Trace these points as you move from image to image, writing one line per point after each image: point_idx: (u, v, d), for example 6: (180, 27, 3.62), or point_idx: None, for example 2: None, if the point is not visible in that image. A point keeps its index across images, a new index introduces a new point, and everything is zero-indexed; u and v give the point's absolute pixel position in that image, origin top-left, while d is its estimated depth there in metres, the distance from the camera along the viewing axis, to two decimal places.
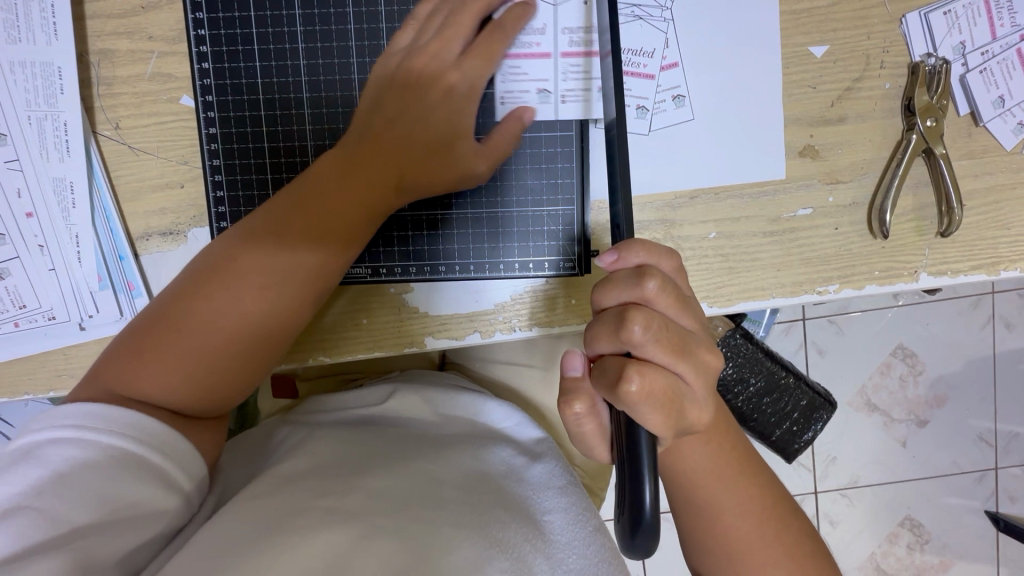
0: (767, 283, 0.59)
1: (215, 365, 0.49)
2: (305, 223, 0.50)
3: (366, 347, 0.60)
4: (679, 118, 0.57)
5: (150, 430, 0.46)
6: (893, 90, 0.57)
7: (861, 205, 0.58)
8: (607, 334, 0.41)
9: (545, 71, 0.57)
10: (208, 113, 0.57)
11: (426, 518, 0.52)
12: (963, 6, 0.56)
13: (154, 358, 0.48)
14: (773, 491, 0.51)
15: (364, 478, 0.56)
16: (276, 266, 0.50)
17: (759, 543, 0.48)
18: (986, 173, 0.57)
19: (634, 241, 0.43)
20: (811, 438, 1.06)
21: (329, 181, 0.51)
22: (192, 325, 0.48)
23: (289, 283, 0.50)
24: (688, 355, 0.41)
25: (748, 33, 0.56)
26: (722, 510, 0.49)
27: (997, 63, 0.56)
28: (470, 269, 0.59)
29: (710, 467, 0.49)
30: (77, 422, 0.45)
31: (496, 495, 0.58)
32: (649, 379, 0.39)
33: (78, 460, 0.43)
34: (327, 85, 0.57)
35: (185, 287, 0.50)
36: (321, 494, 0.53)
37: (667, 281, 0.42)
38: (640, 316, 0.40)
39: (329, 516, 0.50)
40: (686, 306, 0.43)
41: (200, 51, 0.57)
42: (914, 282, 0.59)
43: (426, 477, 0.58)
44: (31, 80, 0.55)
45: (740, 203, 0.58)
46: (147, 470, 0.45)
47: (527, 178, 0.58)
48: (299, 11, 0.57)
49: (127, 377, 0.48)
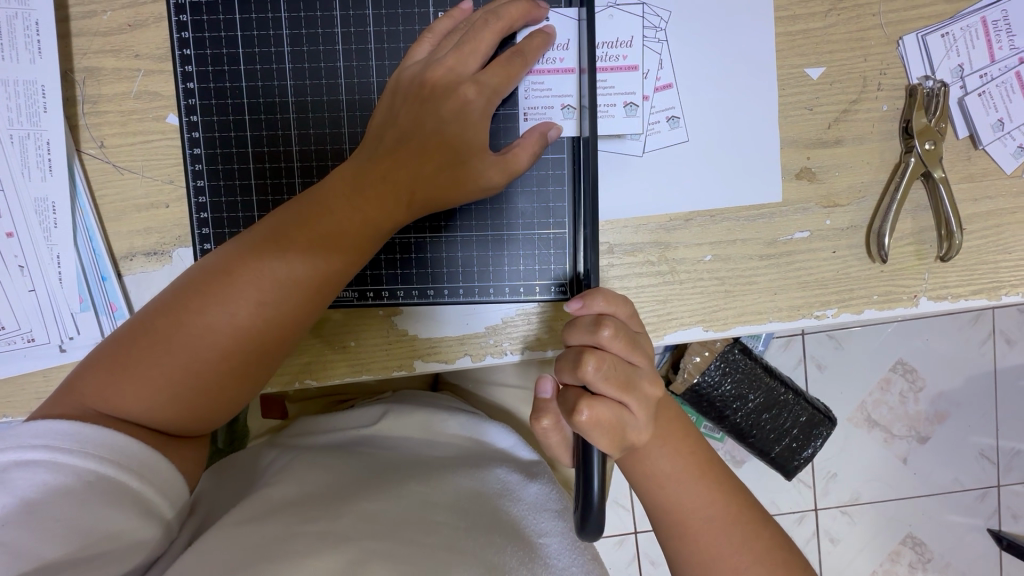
0: (764, 306, 0.57)
1: (203, 385, 0.47)
2: (304, 239, 0.49)
3: (353, 370, 0.58)
4: (672, 140, 0.56)
5: (128, 451, 0.45)
6: (890, 112, 0.56)
7: (859, 228, 0.57)
8: (567, 370, 0.42)
9: (538, 93, 0.56)
10: (193, 133, 0.56)
11: (421, 543, 0.51)
12: (960, 28, 0.55)
13: (140, 375, 0.46)
14: (743, 494, 0.50)
15: (354, 501, 0.55)
16: (270, 284, 0.48)
17: (728, 546, 0.47)
18: (985, 197, 0.56)
19: (598, 289, 0.44)
20: (811, 455, 1.03)
21: (335, 199, 0.50)
22: (182, 341, 0.47)
23: (284, 302, 0.48)
24: (637, 391, 0.42)
25: (742, 53, 0.55)
26: (690, 513, 0.48)
27: (996, 85, 0.55)
28: (460, 293, 0.58)
29: (675, 468, 0.48)
30: (50, 442, 0.43)
31: (490, 519, 0.57)
32: (598, 412, 0.41)
33: (52, 485, 0.42)
34: (315, 105, 0.56)
35: (176, 298, 0.48)
36: (309, 518, 0.52)
37: (623, 328, 0.43)
38: (594, 357, 0.41)
39: (317, 542, 0.49)
40: (637, 344, 0.44)
41: (186, 71, 0.56)
42: (914, 307, 0.58)
43: (419, 500, 0.56)
44: (14, 98, 0.53)
45: (735, 225, 0.57)
46: (124, 496, 0.44)
47: (518, 201, 0.57)
48: (287, 31, 0.56)
49: (113, 390, 0.46)
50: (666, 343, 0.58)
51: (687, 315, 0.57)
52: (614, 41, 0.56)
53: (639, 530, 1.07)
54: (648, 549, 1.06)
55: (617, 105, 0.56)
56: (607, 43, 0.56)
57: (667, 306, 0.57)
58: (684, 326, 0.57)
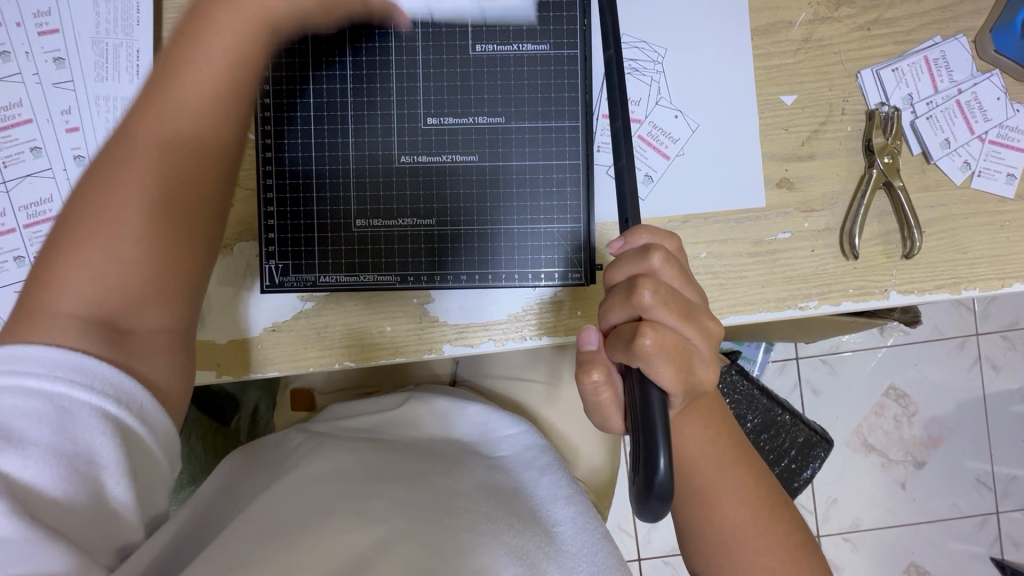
0: (754, 298, 0.65)
1: (148, 257, 0.47)
2: (206, 116, 0.50)
3: (389, 352, 0.65)
4: (670, 155, 0.65)
5: (99, 374, 0.42)
6: (854, 132, 0.66)
7: (833, 230, 0.65)
8: (619, 302, 0.42)
9: (486, 62, 0.65)
10: (265, 139, 0.64)
11: (446, 525, 0.55)
12: (908, 65, 0.66)
13: (76, 273, 0.45)
14: (767, 482, 0.55)
15: (384, 487, 0.59)
16: (184, 146, 0.49)
17: (752, 532, 0.52)
18: (940, 204, 0.65)
19: (640, 227, 0.46)
20: (810, 478, 1.07)
21: (205, 35, 0.51)
22: (97, 221, 0.46)
23: (186, 84, 0.50)
24: (696, 320, 0.42)
25: (727, 82, 0.66)
26: (718, 499, 0.53)
27: (941, 111, 0.66)
28: (489, 279, 0.65)
29: (709, 448, 0.53)
30: (16, 367, 0.40)
31: (508, 506, 0.62)
32: (661, 336, 0.40)
33: (32, 412, 0.39)
34: (370, 118, 0.65)
35: (90, 186, 0.47)
36: (346, 497, 0.57)
37: (670, 255, 0.44)
38: (649, 283, 0.41)
39: (354, 519, 0.54)
40: (690, 279, 0.45)
41: (262, 88, 0.64)
42: (885, 300, 0.66)
43: (443, 489, 0.61)
44: (112, 111, 0.63)
45: (726, 227, 0.65)
46: (104, 423, 0.41)
47: (540, 200, 0.66)
48: (350, 56, 0.64)
49: (46, 292, 0.44)
50: None
51: None
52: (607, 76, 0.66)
53: None
54: None
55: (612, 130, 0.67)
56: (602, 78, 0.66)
57: None
58: None
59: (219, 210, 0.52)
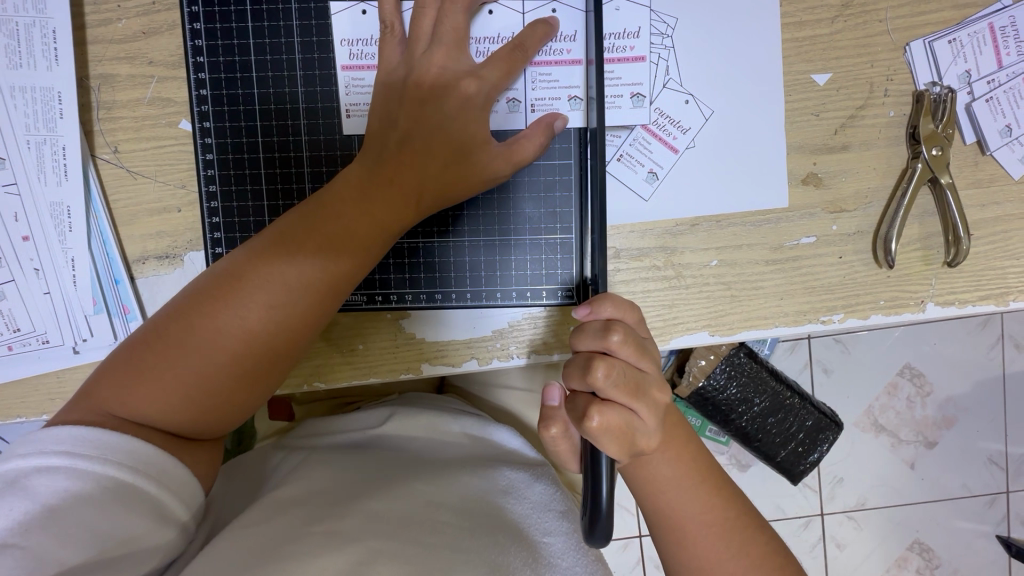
0: (770, 311, 0.57)
1: (216, 386, 0.47)
2: (316, 259, 0.49)
3: (362, 373, 0.59)
4: (677, 147, 0.56)
5: (143, 457, 0.44)
6: (897, 118, 0.56)
7: (866, 234, 0.57)
8: (575, 376, 0.43)
9: (544, 84, 0.56)
10: (206, 138, 0.57)
11: (427, 544, 0.49)
12: (968, 34, 0.55)
13: (153, 380, 0.46)
14: (739, 502, 0.49)
15: (362, 500, 0.53)
16: (286, 279, 0.48)
17: (724, 553, 0.47)
18: (993, 203, 0.56)
19: (606, 296, 0.45)
20: (816, 460, 1.00)
21: (343, 204, 0.50)
22: (194, 342, 0.47)
23: (285, 276, 0.48)
24: (647, 396, 0.43)
25: (752, 57, 0.56)
26: (688, 519, 0.47)
27: (1003, 91, 0.56)
28: (467, 297, 0.58)
29: (678, 474, 0.48)
30: (71, 449, 0.43)
31: (496, 521, 0.55)
32: (608, 417, 0.41)
33: (53, 489, 0.41)
34: (325, 112, 0.57)
35: (202, 295, 0.48)
36: (318, 518, 0.50)
37: (631, 332, 0.44)
38: (604, 363, 0.42)
39: (326, 541, 0.48)
40: (646, 350, 0.44)
41: (198, 78, 0.57)
42: (921, 312, 0.58)
43: (427, 500, 0.54)
44: (31, 105, 0.54)
45: (741, 230, 0.57)
46: (139, 502, 0.43)
47: (524, 207, 0.58)
48: (298, 38, 0.56)
49: (128, 389, 0.46)
50: (671, 347, 0.58)
51: (692, 320, 0.58)
52: (622, 31, 0.55)
53: (644, 534, 1.01)
54: (653, 554, 1.00)
55: (624, 96, 0.56)
56: (615, 33, 0.55)
57: (673, 312, 0.57)
58: (690, 330, 0.58)
59: (292, 358, 0.50)
